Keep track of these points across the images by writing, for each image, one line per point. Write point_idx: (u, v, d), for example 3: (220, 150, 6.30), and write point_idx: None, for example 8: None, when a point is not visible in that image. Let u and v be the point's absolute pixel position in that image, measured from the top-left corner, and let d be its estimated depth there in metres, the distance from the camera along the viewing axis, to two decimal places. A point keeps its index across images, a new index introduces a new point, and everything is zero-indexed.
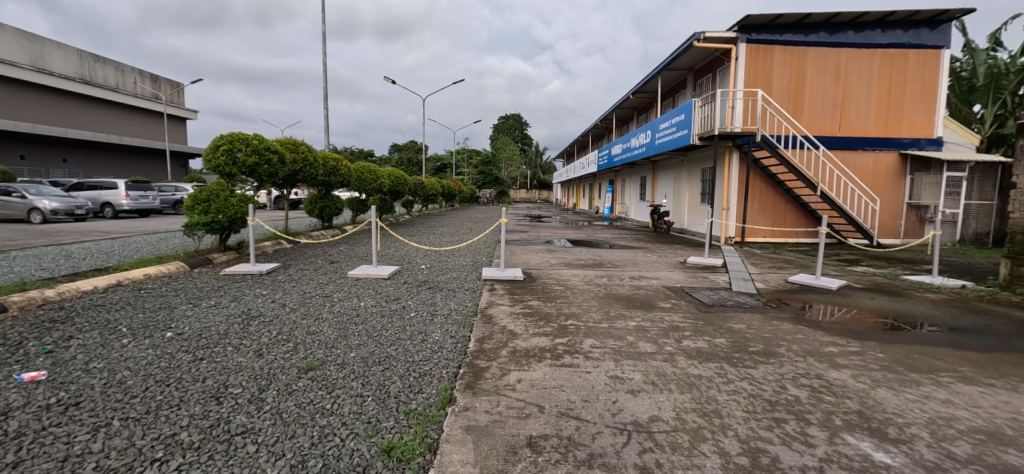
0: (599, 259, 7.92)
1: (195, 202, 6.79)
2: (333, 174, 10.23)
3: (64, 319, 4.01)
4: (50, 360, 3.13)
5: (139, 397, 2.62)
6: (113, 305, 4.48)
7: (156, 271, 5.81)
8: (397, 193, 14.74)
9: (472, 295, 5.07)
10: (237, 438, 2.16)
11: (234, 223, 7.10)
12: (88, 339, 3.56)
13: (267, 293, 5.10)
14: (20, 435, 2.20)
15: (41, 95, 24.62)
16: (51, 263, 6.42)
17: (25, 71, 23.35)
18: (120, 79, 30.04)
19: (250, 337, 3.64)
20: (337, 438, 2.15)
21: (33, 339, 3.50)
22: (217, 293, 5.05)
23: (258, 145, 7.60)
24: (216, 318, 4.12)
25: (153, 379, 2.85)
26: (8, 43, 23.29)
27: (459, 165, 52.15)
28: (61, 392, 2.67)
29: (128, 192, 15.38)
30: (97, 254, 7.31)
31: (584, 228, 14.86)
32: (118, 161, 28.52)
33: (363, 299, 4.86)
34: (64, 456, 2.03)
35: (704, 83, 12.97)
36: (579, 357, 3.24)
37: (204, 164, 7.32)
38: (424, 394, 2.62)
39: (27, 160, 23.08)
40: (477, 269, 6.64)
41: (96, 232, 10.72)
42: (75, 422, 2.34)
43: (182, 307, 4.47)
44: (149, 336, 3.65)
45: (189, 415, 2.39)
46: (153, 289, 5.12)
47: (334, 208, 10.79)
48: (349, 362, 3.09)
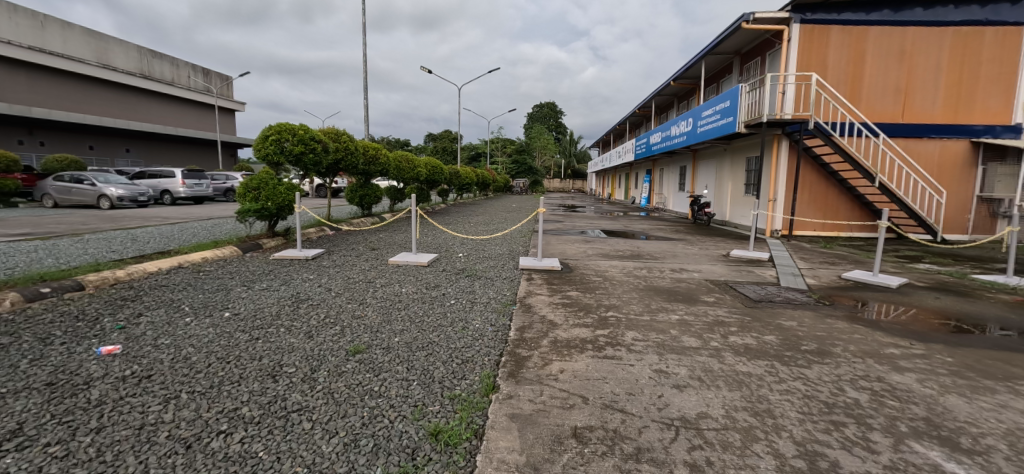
0: (637, 251, 7.74)
1: (246, 190, 7.14)
2: (373, 164, 10.45)
3: (133, 297, 4.35)
4: (123, 335, 3.40)
5: (202, 371, 2.80)
6: (176, 285, 4.80)
7: (213, 254, 6.17)
8: (433, 182, 14.93)
9: (510, 284, 5.08)
10: (293, 415, 2.27)
11: (282, 211, 7.41)
12: (154, 316, 3.83)
13: (314, 277, 5.30)
14: (102, 403, 2.41)
15: (106, 90, 26.49)
16: (119, 246, 6.95)
17: (92, 68, 25.15)
18: (175, 74, 31.78)
19: (299, 319, 3.81)
20: (385, 420, 2.21)
21: (108, 315, 3.81)
22: (268, 276, 5.31)
23: (304, 135, 7.85)
24: (269, 300, 4.35)
25: (215, 356, 3.02)
26: (74, 42, 25.07)
27: (493, 154, 52.41)
28: (135, 364, 2.89)
29: (184, 180, 16.36)
30: (160, 238, 7.85)
31: (619, 219, 14.57)
32: (174, 151, 30.44)
33: (404, 285, 4.98)
34: (141, 424, 2.21)
35: (751, 68, 12.30)
36: (622, 350, 3.19)
37: (254, 154, 7.69)
38: (467, 380, 2.65)
39: (95, 149, 25.08)
40: (514, 258, 6.65)
41: (155, 218, 11.44)
42: (148, 393, 2.52)
43: (237, 289, 4.72)
44: (209, 315, 3.88)
45: (248, 391, 2.53)
46: (211, 272, 5.43)
47: (374, 197, 11.07)
48: (393, 347, 3.16)
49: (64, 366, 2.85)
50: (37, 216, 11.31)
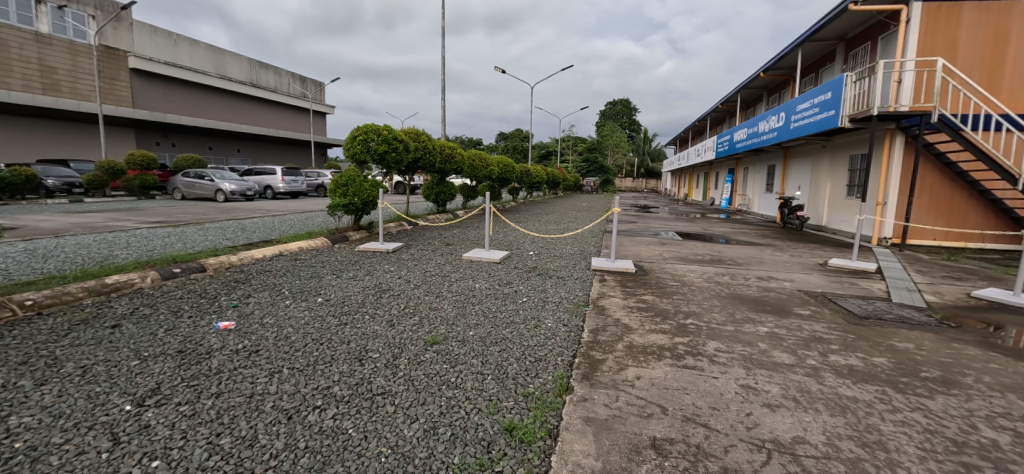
0: (718, 256, 7.25)
1: (336, 186, 7.75)
2: (448, 162, 10.88)
3: (243, 280, 4.93)
4: (237, 313, 3.86)
5: (300, 350, 3.10)
6: (277, 271, 5.36)
7: (308, 245, 6.79)
8: (505, 181, 15.18)
9: (582, 284, 5.01)
10: (378, 398, 2.42)
11: (367, 206, 7.95)
12: (260, 298, 4.30)
13: (394, 269, 5.62)
14: (220, 371, 2.76)
15: (224, 97, 30.27)
16: (232, 234, 7.92)
17: (212, 78, 28.79)
18: (278, 82, 35.46)
19: (382, 307, 4.06)
20: (462, 411, 2.27)
21: (224, 295, 4.35)
22: (354, 267, 5.73)
23: (388, 135, 8.36)
24: (355, 288, 4.70)
25: (310, 337, 3.33)
26: (199, 56, 28.80)
27: (564, 153, 52.10)
28: (246, 340, 3.27)
29: (283, 177, 18.23)
30: (264, 228, 8.82)
31: (697, 221, 13.76)
32: (275, 150, 34.29)
33: (477, 280, 5.11)
34: (251, 393, 2.49)
35: (859, 55, 10.95)
36: (703, 360, 2.99)
37: (344, 152, 8.32)
38: (540, 379, 2.64)
39: (213, 150, 29.09)
40: (585, 258, 6.55)
41: (260, 211, 12.88)
42: (257, 366, 2.84)
43: (328, 277, 5.16)
44: (305, 299, 4.29)
45: (338, 372, 2.74)
46: (306, 260, 5.99)
47: (448, 194, 11.51)
48: (468, 340, 3.26)
49: (192, 336, 3.31)
50: (170, 207, 13.25)
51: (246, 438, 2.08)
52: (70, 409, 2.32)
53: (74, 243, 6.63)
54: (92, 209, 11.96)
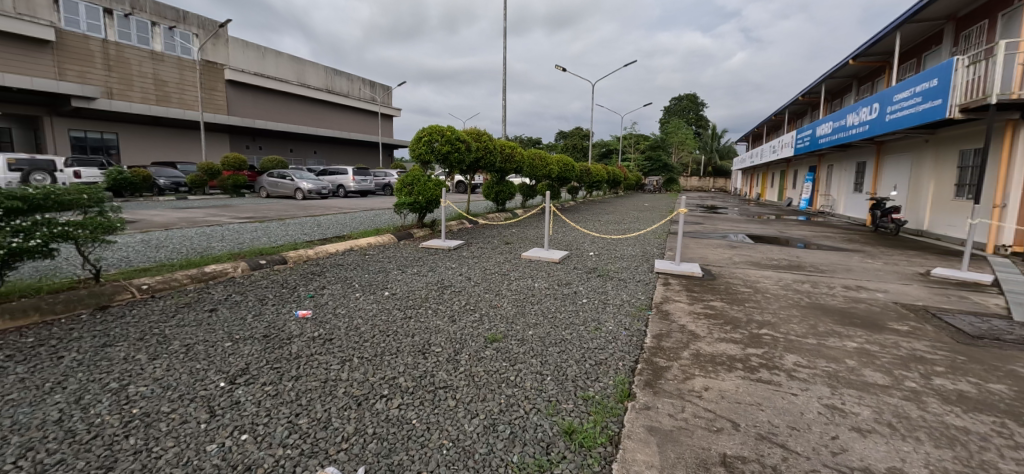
0: (796, 261, 6.67)
1: (403, 185, 8.12)
2: (508, 161, 10.99)
3: (319, 272, 5.32)
4: (313, 303, 4.18)
5: (369, 341, 3.28)
6: (349, 265, 5.73)
7: (376, 241, 7.18)
8: (564, 180, 15.07)
9: (645, 287, 4.84)
10: (440, 391, 2.50)
11: (431, 204, 8.25)
12: (334, 290, 4.63)
13: (455, 266, 5.78)
14: (299, 356, 3.00)
15: (303, 103, 32.87)
16: (309, 229, 8.58)
17: (293, 86, 31.25)
18: (351, 87, 37.83)
19: (445, 303, 4.19)
20: (521, 410, 2.28)
21: (303, 285, 4.73)
22: (418, 263, 5.98)
23: (451, 135, 8.63)
24: (419, 283, 4.90)
25: (378, 328, 3.52)
26: (282, 66, 31.31)
27: (625, 151, 50.69)
28: (322, 328, 3.53)
29: (354, 176, 19.48)
30: (336, 224, 9.46)
31: (772, 223, 12.77)
32: (347, 151, 37.04)
33: (536, 280, 5.11)
34: (324, 378, 2.68)
35: (973, 35, 9.55)
36: (780, 375, 2.76)
37: (410, 153, 8.70)
38: (601, 383, 2.59)
39: (294, 152, 32.04)
40: (648, 260, 6.33)
41: (334, 208, 13.84)
42: (330, 353, 3.05)
43: (395, 272, 5.43)
44: (373, 292, 4.54)
45: (403, 363, 2.87)
46: (374, 256, 6.34)
47: (508, 193, 11.64)
48: (528, 339, 3.27)
49: (276, 322, 3.63)
50: (258, 204, 14.66)
51: (322, 420, 2.24)
52: (177, 382, 2.64)
53: (180, 235, 7.53)
54: (195, 205, 13.52)
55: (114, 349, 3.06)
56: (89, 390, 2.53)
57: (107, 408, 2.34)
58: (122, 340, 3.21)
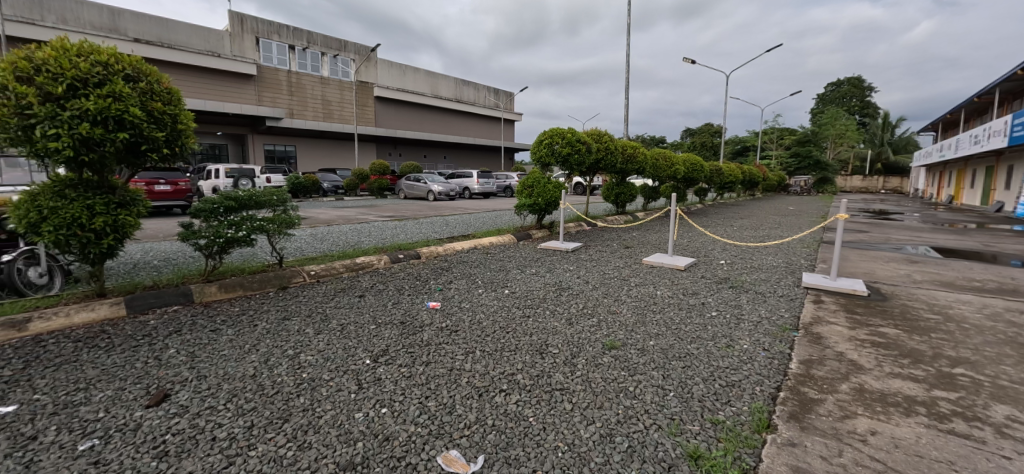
0: (1013, 284, 5.15)
1: (523, 188, 8.42)
2: (630, 162, 10.60)
3: (448, 267, 5.82)
4: (442, 295, 4.58)
5: (490, 336, 3.46)
6: (474, 262, 6.14)
7: (497, 240, 7.57)
8: (691, 181, 13.99)
9: (790, 304, 4.21)
10: (557, 393, 2.52)
11: (549, 206, 8.38)
12: (460, 285, 5.00)
13: (573, 269, 5.78)
14: (429, 344, 3.31)
15: (436, 113, 36.19)
16: (439, 228, 9.40)
17: (428, 98, 34.61)
18: (477, 96, 40.45)
19: (562, 305, 4.22)
20: (640, 424, 2.18)
21: (434, 279, 5.21)
22: (536, 263, 6.12)
23: (571, 137, 8.67)
24: (537, 284, 5.02)
25: (498, 325, 3.70)
26: (420, 80, 34.91)
27: (765, 147, 45.00)
28: (449, 320, 3.84)
29: (478, 179, 20.82)
30: (462, 223, 10.19)
31: (973, 233, 10.07)
32: (472, 156, 39.71)
33: (658, 288, 4.83)
34: (450, 367, 2.91)
35: None
36: (984, 430, 2.15)
37: (531, 156, 8.99)
38: (733, 407, 2.33)
39: (427, 157, 35.50)
40: (794, 273, 5.51)
41: (460, 209, 14.97)
42: (456, 343, 3.31)
43: (514, 271, 5.65)
44: (494, 290, 4.79)
45: (521, 361, 2.97)
46: (495, 255, 6.68)
47: (628, 195, 11.24)
48: (649, 350, 3.10)
49: (412, 311, 4.07)
50: (397, 205, 16.61)
51: (447, 405, 2.43)
52: (334, 355, 3.13)
53: (338, 230, 8.90)
54: (349, 205, 15.86)
55: (291, 322, 3.76)
56: (274, 354, 3.15)
57: (286, 370, 2.89)
58: (296, 315, 3.92)
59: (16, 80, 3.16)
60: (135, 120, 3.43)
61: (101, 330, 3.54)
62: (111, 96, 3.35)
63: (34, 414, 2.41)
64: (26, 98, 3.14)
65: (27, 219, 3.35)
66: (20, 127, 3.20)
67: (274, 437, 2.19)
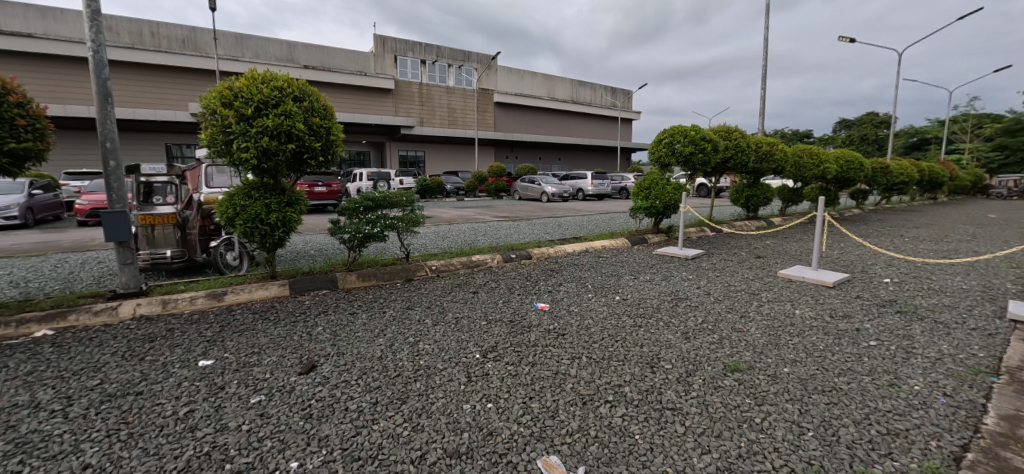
0: None
1: (639, 189, 8.05)
2: (765, 161, 9.39)
3: (558, 269, 5.82)
4: (550, 297, 4.59)
5: (597, 343, 3.35)
6: (584, 266, 6.04)
7: (610, 244, 7.35)
8: (846, 181, 11.85)
9: (990, 340, 3.27)
10: (667, 412, 2.32)
11: (668, 209, 7.85)
12: (569, 287, 4.96)
13: (693, 278, 5.33)
14: (536, 345, 3.33)
15: (551, 116, 36.62)
16: (551, 229, 9.48)
17: (544, 101, 35.19)
18: (593, 96, 39.86)
19: (677, 317, 3.90)
20: (767, 463, 1.89)
21: (544, 280, 5.26)
22: (651, 270, 5.77)
23: (695, 135, 8.01)
24: (651, 292, 4.73)
25: (607, 332, 3.56)
26: (537, 84, 35.69)
27: (955, 139, 36.03)
28: (556, 322, 3.83)
29: (592, 181, 20.53)
30: (573, 226, 10.13)
31: None
32: (587, 157, 39.29)
33: (798, 306, 4.18)
34: (555, 371, 2.88)
35: None
36: None
37: (649, 156, 8.55)
38: (894, 462, 1.88)
39: (542, 160, 36.19)
40: (998, 300, 4.28)
41: (572, 210, 14.93)
42: (562, 347, 3.28)
43: (626, 277, 5.41)
44: (604, 295, 4.64)
45: (630, 373, 2.81)
46: (607, 259, 6.48)
47: (762, 198, 9.97)
48: (783, 377, 2.69)
49: (521, 310, 4.16)
50: (512, 205, 17.24)
51: (550, 409, 2.41)
52: (448, 346, 3.34)
53: (459, 229, 9.56)
54: (469, 205, 16.98)
55: (413, 311, 4.15)
56: (398, 339, 3.50)
57: (406, 356, 3.18)
58: (418, 306, 4.31)
59: (221, 105, 4.01)
60: (300, 133, 4.12)
61: (272, 305, 4.34)
62: (283, 115, 4.07)
63: (225, 368, 3.06)
64: (227, 119, 3.98)
65: (226, 214, 4.24)
66: (223, 142, 4.06)
67: (393, 415, 2.42)
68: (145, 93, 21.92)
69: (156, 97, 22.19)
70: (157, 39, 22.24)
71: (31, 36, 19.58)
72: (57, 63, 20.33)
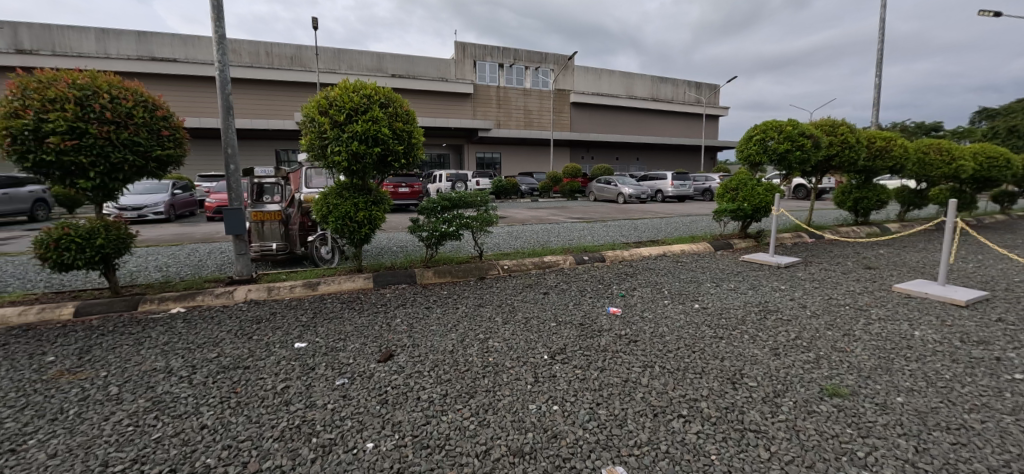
0: None
1: (725, 191, 7.48)
2: (879, 158, 8.23)
3: (632, 273, 5.61)
4: (623, 302, 4.44)
5: (672, 352, 3.17)
6: (660, 270, 5.75)
7: (690, 248, 6.92)
8: (989, 181, 9.97)
9: None
10: (749, 434, 2.13)
11: (758, 212, 7.20)
12: (643, 292, 4.75)
13: (785, 289, 4.83)
14: (606, 350, 3.24)
15: (630, 114, 35.42)
16: (626, 232, 9.16)
17: (622, 100, 34.15)
18: (675, 92, 37.84)
19: (765, 331, 3.55)
20: None
21: (616, 284, 5.10)
22: (736, 278, 5.33)
23: (792, 131, 7.25)
24: (736, 302, 4.37)
25: (684, 342, 3.35)
26: (615, 83, 34.73)
27: None
28: (628, 328, 3.69)
29: (672, 181, 19.52)
30: (651, 228, 9.70)
31: None
32: (667, 157, 37.42)
33: (918, 326, 3.59)
34: (625, 378, 2.78)
35: None
36: None
37: (737, 155, 7.92)
38: None
39: (619, 160, 35.19)
40: None
41: (650, 212, 14.31)
42: (633, 354, 3.15)
43: (707, 284, 5.05)
44: (682, 302, 4.38)
45: (707, 387, 2.62)
46: (686, 264, 6.10)
47: (875, 201, 8.73)
48: (895, 408, 2.33)
49: (591, 314, 4.07)
50: (586, 206, 16.96)
51: (618, 418, 2.33)
52: (517, 345, 3.37)
53: (531, 230, 9.61)
54: (542, 206, 17.06)
55: (485, 309, 4.25)
56: (469, 335, 3.61)
57: (476, 352, 3.27)
58: (489, 304, 4.41)
59: (318, 113, 4.44)
60: (385, 138, 4.43)
61: (358, 296, 4.73)
62: (371, 121, 4.40)
63: (315, 351, 3.39)
64: (323, 126, 4.40)
65: (321, 211, 4.70)
66: (320, 147, 4.51)
67: (461, 408, 2.50)
68: (262, 106, 25.10)
69: (270, 109, 25.30)
70: (272, 57, 25.29)
71: (179, 61, 23.40)
72: (197, 83, 24.07)
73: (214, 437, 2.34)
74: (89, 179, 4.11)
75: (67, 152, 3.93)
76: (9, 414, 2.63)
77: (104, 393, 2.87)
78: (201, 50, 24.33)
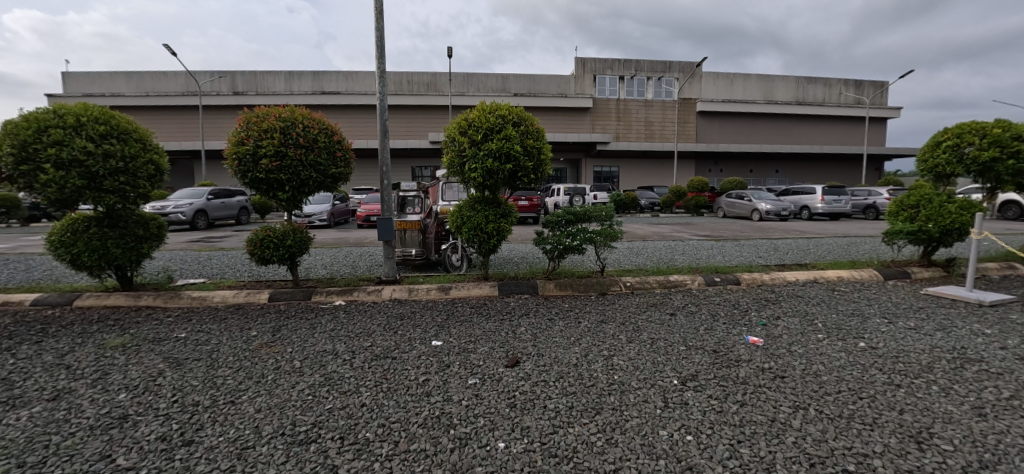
0: None
1: (900, 209, 6.23)
2: None
3: (774, 300, 4.98)
4: (765, 331, 3.97)
5: (831, 395, 2.74)
6: (812, 299, 5.01)
7: (849, 275, 5.91)
8: None
9: None
10: None
11: (948, 236, 5.84)
12: (791, 323, 4.18)
13: (995, 334, 3.81)
14: (744, 383, 2.93)
15: (768, 122, 31.73)
16: (766, 253, 8.18)
17: (758, 105, 30.77)
18: (828, 94, 32.77)
19: (964, 384, 2.86)
20: None
21: (755, 311, 4.59)
22: (918, 315, 4.38)
23: (1002, 134, 5.76)
24: (919, 344, 3.58)
25: (847, 386, 2.87)
26: (750, 87, 31.49)
27: None
28: (772, 361, 3.29)
29: (824, 196, 16.91)
30: (797, 250, 8.49)
31: None
32: (816, 168, 32.55)
33: None
34: (771, 418, 2.49)
35: None
36: None
37: (917, 165, 6.54)
38: None
39: (753, 172, 31.74)
40: None
41: (794, 232, 12.56)
42: (780, 392, 2.80)
43: (877, 320, 4.23)
44: (843, 339, 3.73)
45: (881, 442, 2.22)
46: (846, 293, 5.21)
47: None
48: None
49: (725, 341, 3.72)
50: (715, 223, 15.59)
51: (764, 460, 2.10)
52: (644, 366, 3.26)
53: (653, 246, 9.17)
54: (664, 222, 16.16)
55: (607, 326, 4.18)
56: (593, 350, 3.59)
57: (601, 368, 3.24)
58: (612, 321, 4.32)
59: (459, 134, 4.89)
60: (516, 155, 4.70)
61: (485, 302, 5.05)
62: (504, 139, 4.71)
63: (449, 350, 3.71)
64: (463, 145, 4.83)
65: (456, 222, 5.13)
66: (458, 164, 4.96)
67: (587, 422, 2.51)
68: (403, 128, 28.53)
69: (410, 130, 28.63)
70: (412, 85, 28.63)
71: (342, 93, 27.91)
72: (355, 111, 28.43)
73: (372, 415, 2.71)
74: (284, 192, 5.12)
75: (273, 171, 4.98)
76: (230, 373, 3.41)
77: (291, 365, 3.54)
78: (359, 83, 28.72)
